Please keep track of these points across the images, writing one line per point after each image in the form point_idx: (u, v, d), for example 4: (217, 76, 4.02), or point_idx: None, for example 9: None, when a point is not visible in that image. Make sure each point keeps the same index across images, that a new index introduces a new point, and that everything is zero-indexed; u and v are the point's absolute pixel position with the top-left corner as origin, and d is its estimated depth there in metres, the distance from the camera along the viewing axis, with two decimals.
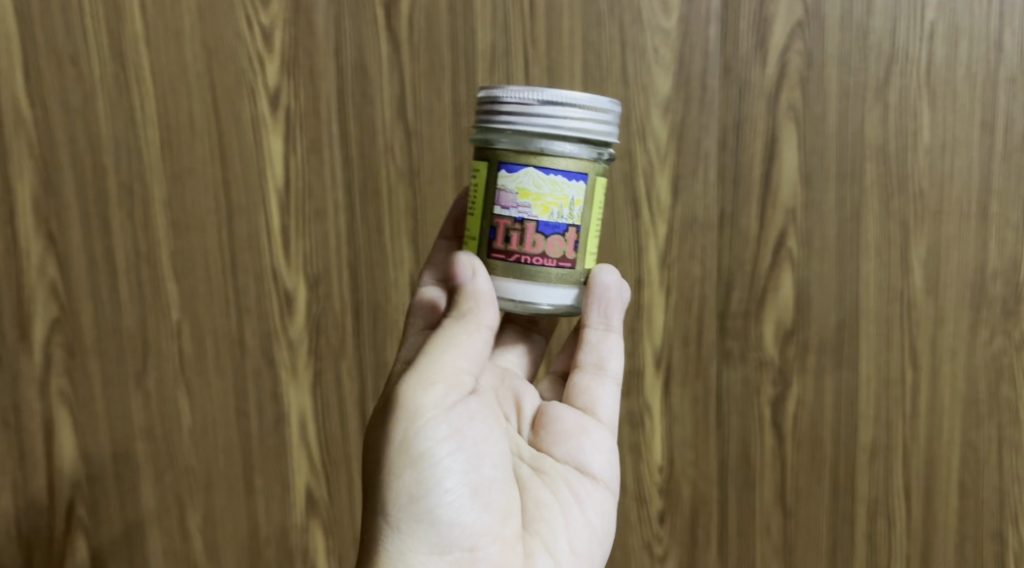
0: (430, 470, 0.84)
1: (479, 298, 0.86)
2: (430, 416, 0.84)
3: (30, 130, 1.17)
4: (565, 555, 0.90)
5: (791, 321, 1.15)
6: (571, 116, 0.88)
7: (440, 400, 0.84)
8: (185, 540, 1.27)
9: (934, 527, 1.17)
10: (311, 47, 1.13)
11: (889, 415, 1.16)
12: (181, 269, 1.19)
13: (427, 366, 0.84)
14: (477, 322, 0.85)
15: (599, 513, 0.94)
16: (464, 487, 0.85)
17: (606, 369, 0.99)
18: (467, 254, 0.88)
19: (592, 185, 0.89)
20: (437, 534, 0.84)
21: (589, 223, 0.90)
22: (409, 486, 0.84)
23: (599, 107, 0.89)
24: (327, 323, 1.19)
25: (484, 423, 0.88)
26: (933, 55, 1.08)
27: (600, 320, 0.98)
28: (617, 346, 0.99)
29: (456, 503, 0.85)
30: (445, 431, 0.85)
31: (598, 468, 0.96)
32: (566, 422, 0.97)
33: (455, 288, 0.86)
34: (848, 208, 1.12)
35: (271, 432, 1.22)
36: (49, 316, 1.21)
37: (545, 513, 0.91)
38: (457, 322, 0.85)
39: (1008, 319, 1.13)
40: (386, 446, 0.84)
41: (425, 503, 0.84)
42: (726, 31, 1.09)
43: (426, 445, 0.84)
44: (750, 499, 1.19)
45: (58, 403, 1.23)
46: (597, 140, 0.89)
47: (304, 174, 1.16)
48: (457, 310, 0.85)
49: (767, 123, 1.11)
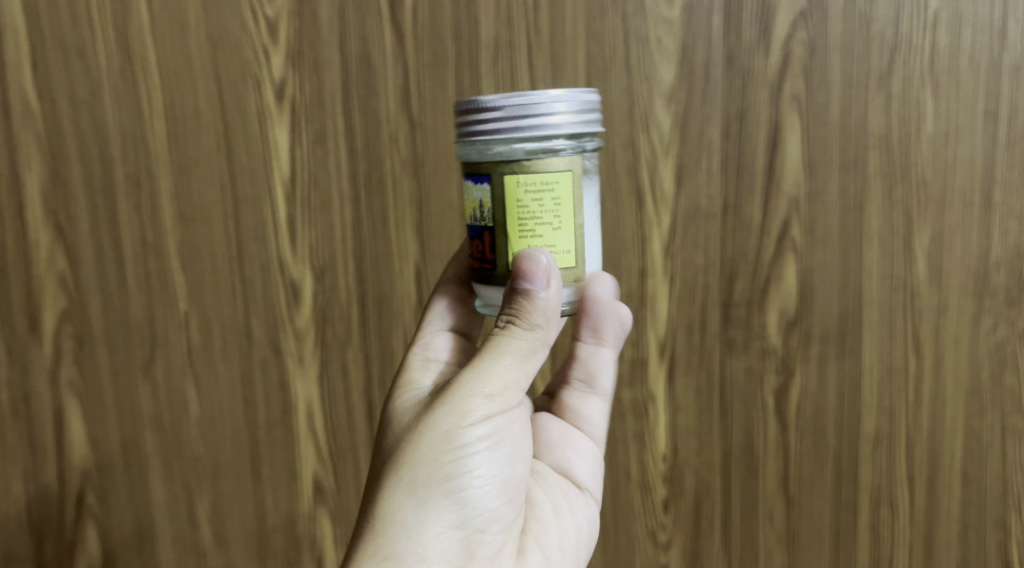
0: (468, 457, 0.85)
1: (547, 312, 0.86)
2: (480, 409, 0.85)
3: (37, 121, 1.18)
4: (554, 552, 0.93)
5: (794, 311, 1.15)
6: (477, 117, 0.87)
7: (493, 398, 0.85)
8: (194, 527, 1.28)
9: (938, 515, 1.18)
10: (316, 39, 1.14)
11: (892, 403, 1.16)
12: (188, 259, 1.20)
13: (485, 363, 0.86)
14: (543, 338, 0.86)
15: (586, 518, 0.97)
16: (494, 479, 0.86)
17: (595, 387, 1.02)
18: (536, 253, 0.85)
19: (499, 186, 0.86)
20: (460, 515, 0.85)
21: (502, 225, 0.87)
22: (446, 465, 0.84)
23: (508, 103, 0.86)
24: (333, 313, 1.20)
25: (523, 428, 0.89)
26: (936, 43, 1.08)
27: (593, 334, 1.01)
28: (608, 363, 1.01)
29: (483, 490, 0.86)
30: (490, 426, 0.86)
31: (583, 477, 0.99)
32: (553, 431, 1.01)
33: (525, 290, 0.85)
34: (851, 198, 1.12)
35: (278, 421, 1.23)
36: (58, 307, 1.23)
37: (539, 512, 0.94)
38: (525, 331, 0.86)
39: (1012, 307, 1.13)
40: (430, 425, 0.85)
41: (456, 484, 0.84)
42: (729, 20, 1.10)
43: (467, 432, 0.85)
44: (753, 488, 1.20)
45: (68, 393, 1.25)
46: (503, 138, 0.87)
47: (309, 166, 1.17)
48: (529, 318, 0.85)
49: (770, 113, 1.11)
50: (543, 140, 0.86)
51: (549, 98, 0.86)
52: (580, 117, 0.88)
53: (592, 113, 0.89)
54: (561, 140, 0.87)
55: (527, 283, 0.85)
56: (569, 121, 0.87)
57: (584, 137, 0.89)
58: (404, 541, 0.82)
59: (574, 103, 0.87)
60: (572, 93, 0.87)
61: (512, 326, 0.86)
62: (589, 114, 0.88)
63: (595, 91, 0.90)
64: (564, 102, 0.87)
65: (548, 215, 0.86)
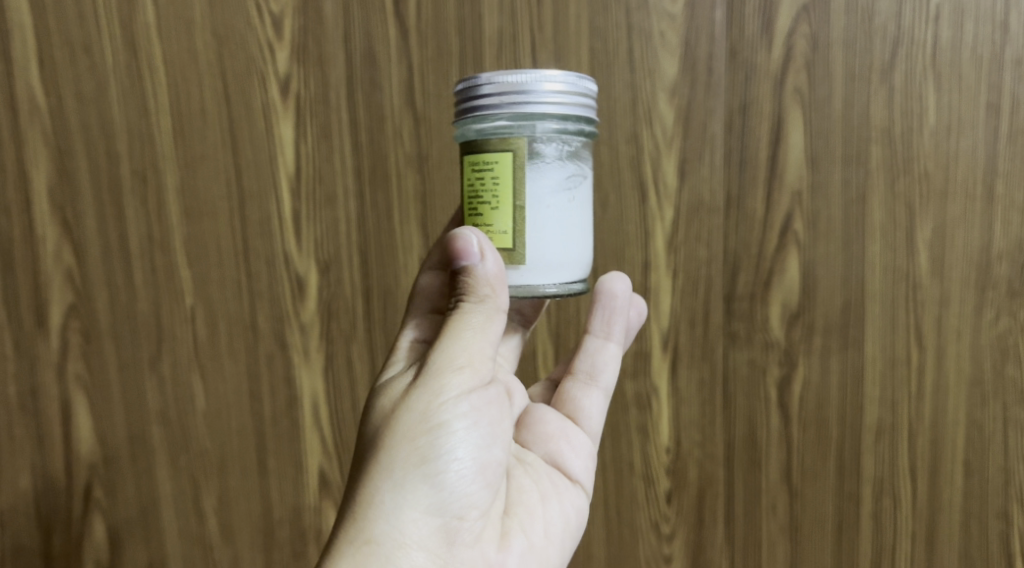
0: (445, 438, 0.86)
1: (492, 282, 0.88)
2: (452, 388, 0.86)
3: (44, 117, 1.19)
4: (539, 539, 0.94)
5: (797, 303, 1.16)
6: (466, 93, 0.92)
7: (463, 371, 0.86)
8: (201, 521, 1.28)
9: (940, 506, 1.18)
10: (321, 34, 1.15)
11: (894, 394, 1.17)
12: (194, 253, 1.21)
13: (449, 341, 0.87)
14: (496, 306, 0.88)
15: (574, 507, 0.98)
16: (472, 462, 0.87)
17: (597, 379, 1.05)
18: (470, 230, 0.88)
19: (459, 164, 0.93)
20: (437, 499, 0.86)
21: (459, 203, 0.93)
22: (422, 448, 0.85)
23: (492, 83, 0.90)
24: (338, 307, 1.21)
25: (500, 408, 0.90)
26: (938, 36, 1.10)
27: (602, 329, 1.06)
28: (612, 358, 1.05)
29: (460, 474, 0.87)
30: (465, 405, 0.87)
31: (575, 469, 1.01)
32: (549, 424, 1.02)
33: (464, 266, 0.87)
34: (853, 191, 1.13)
35: (284, 415, 1.24)
36: (65, 302, 1.23)
37: (525, 498, 0.95)
38: (477, 304, 0.87)
39: (1013, 298, 1.13)
40: (404, 406, 0.86)
41: (433, 468, 0.85)
42: (732, 15, 1.11)
43: (442, 413, 0.86)
44: (756, 479, 1.20)
45: (75, 387, 1.25)
46: (467, 109, 0.92)
47: (314, 160, 1.17)
48: (475, 291, 0.87)
49: (773, 107, 1.12)
50: (498, 117, 0.91)
51: (515, 74, 0.90)
52: (561, 102, 0.91)
53: (563, 100, 0.91)
54: (517, 120, 0.91)
55: (464, 260, 0.87)
56: (527, 102, 0.90)
57: (563, 121, 0.92)
58: (383, 527, 0.83)
59: (560, 87, 0.91)
60: (544, 74, 0.90)
61: (463, 302, 0.87)
62: (565, 100, 0.91)
63: (586, 81, 0.92)
64: (545, 79, 0.90)
65: (488, 194, 0.90)
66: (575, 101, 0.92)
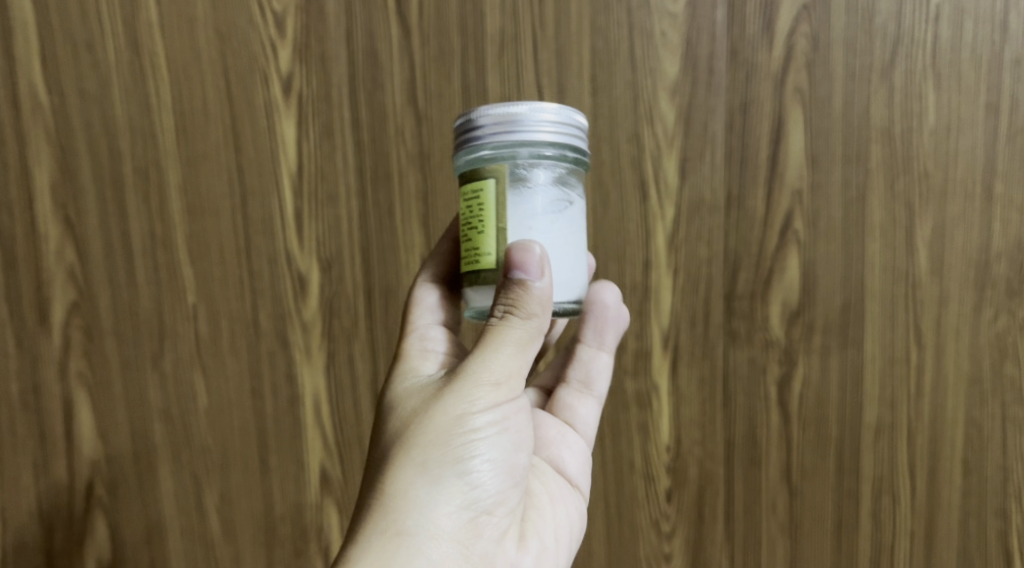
0: (479, 439, 0.89)
1: (542, 302, 0.89)
2: (488, 393, 0.89)
3: (46, 114, 1.20)
4: (551, 541, 0.96)
5: (797, 301, 1.16)
6: (460, 124, 0.94)
7: (501, 384, 0.89)
8: (202, 518, 1.28)
9: (939, 504, 1.19)
10: (322, 33, 1.15)
11: (894, 393, 1.17)
12: (196, 251, 1.21)
13: (489, 350, 0.89)
14: (539, 327, 0.90)
15: (578, 511, 1.01)
16: (501, 464, 0.90)
17: (592, 388, 1.08)
18: (529, 245, 0.89)
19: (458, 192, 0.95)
20: (468, 497, 0.88)
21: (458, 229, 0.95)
22: (457, 447, 0.88)
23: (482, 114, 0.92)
24: (340, 305, 1.21)
25: (529, 416, 0.93)
26: (938, 36, 1.11)
27: (594, 337, 1.08)
28: (606, 366, 1.08)
29: (490, 474, 0.90)
30: (499, 409, 0.90)
31: (575, 473, 1.03)
32: (548, 429, 1.04)
33: (521, 280, 0.88)
34: (853, 190, 1.14)
35: (286, 413, 1.24)
36: (67, 299, 1.24)
37: (537, 501, 0.98)
38: (522, 320, 0.89)
39: (1012, 298, 1.14)
40: (440, 406, 0.89)
41: (466, 467, 0.88)
42: (733, 14, 1.12)
43: (476, 416, 0.89)
44: (756, 478, 1.20)
45: (77, 384, 1.25)
46: (457, 142, 0.94)
47: (315, 159, 1.18)
48: (525, 309, 0.89)
49: (774, 106, 1.13)
50: (482, 147, 0.92)
51: (502, 106, 0.91)
52: (548, 132, 0.92)
53: (550, 129, 0.92)
54: (501, 151, 0.92)
55: (521, 274, 0.88)
56: (510, 132, 0.91)
57: (549, 151, 0.92)
58: (417, 519, 0.86)
59: (547, 118, 0.92)
60: (531, 104, 0.91)
61: (510, 315, 0.89)
62: (552, 130, 0.92)
63: (574, 115, 0.93)
64: (535, 109, 0.91)
65: (474, 219, 0.91)
66: (560, 131, 0.92)
